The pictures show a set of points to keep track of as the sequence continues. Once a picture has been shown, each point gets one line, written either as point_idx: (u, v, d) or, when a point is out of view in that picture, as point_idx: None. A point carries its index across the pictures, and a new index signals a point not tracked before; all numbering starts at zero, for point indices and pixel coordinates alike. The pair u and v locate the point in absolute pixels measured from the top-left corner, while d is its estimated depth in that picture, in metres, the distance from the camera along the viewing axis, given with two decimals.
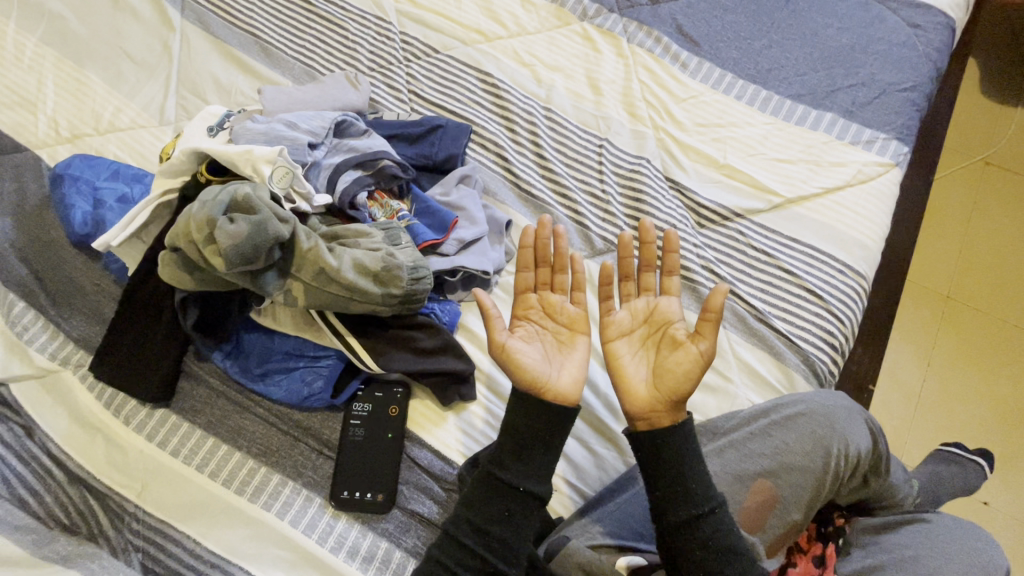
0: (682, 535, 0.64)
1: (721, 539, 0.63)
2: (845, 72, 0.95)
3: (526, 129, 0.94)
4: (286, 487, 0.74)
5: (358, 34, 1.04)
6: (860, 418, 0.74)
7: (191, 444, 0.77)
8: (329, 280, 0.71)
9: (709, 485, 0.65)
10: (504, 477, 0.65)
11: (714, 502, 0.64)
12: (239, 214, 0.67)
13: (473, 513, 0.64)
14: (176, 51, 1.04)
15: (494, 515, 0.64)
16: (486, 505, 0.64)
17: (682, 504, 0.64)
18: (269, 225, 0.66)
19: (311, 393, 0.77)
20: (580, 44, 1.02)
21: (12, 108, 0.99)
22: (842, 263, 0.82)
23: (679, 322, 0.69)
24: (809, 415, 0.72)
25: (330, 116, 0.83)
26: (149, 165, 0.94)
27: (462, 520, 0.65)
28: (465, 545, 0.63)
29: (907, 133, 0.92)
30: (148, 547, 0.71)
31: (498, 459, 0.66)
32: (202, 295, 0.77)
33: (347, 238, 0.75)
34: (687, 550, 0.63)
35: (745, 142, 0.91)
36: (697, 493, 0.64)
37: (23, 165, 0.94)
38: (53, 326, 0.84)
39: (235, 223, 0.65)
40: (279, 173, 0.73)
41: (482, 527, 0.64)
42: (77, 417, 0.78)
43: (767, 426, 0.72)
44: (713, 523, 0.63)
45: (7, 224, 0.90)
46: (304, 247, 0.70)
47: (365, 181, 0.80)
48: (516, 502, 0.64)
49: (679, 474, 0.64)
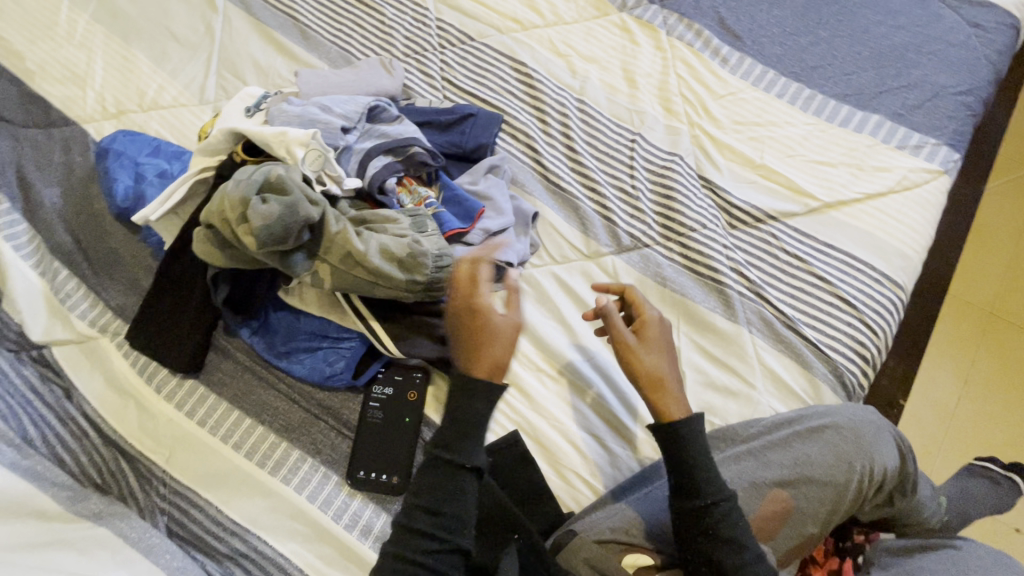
0: (683, 524, 0.64)
1: (721, 532, 0.62)
2: (895, 72, 0.91)
3: (558, 121, 0.93)
4: (305, 463, 0.76)
5: (395, 19, 1.04)
6: (886, 429, 0.73)
7: (217, 415, 0.79)
8: (353, 262, 0.72)
9: (709, 479, 0.63)
10: (452, 457, 0.62)
11: (716, 496, 0.63)
12: (272, 193, 0.69)
13: (425, 502, 0.61)
14: (218, 31, 1.06)
15: (446, 496, 0.61)
16: (436, 487, 0.62)
17: (684, 495, 0.64)
18: (299, 203, 0.68)
19: (333, 373, 0.79)
20: (618, 35, 1.00)
21: (64, 83, 1.02)
22: (879, 272, 0.79)
23: (657, 323, 0.70)
24: (834, 425, 0.70)
25: (364, 101, 0.84)
26: (189, 143, 0.97)
27: (414, 507, 0.62)
28: (422, 530, 0.61)
29: (959, 139, 0.87)
30: (174, 511, 0.75)
31: (443, 439, 0.63)
32: (235, 271, 0.78)
33: (374, 222, 0.76)
34: (687, 539, 0.63)
35: (784, 142, 0.88)
36: (695, 484, 0.63)
37: (72, 138, 0.98)
38: (93, 294, 0.88)
39: (268, 201, 0.67)
40: (311, 157, 0.74)
41: (436, 507, 0.61)
42: (112, 381, 0.82)
43: (789, 437, 0.70)
44: (712, 516, 0.62)
45: (56, 194, 0.93)
46: (333, 227, 0.72)
47: (395, 167, 0.80)
48: (468, 478, 0.62)
49: (681, 465, 0.64)
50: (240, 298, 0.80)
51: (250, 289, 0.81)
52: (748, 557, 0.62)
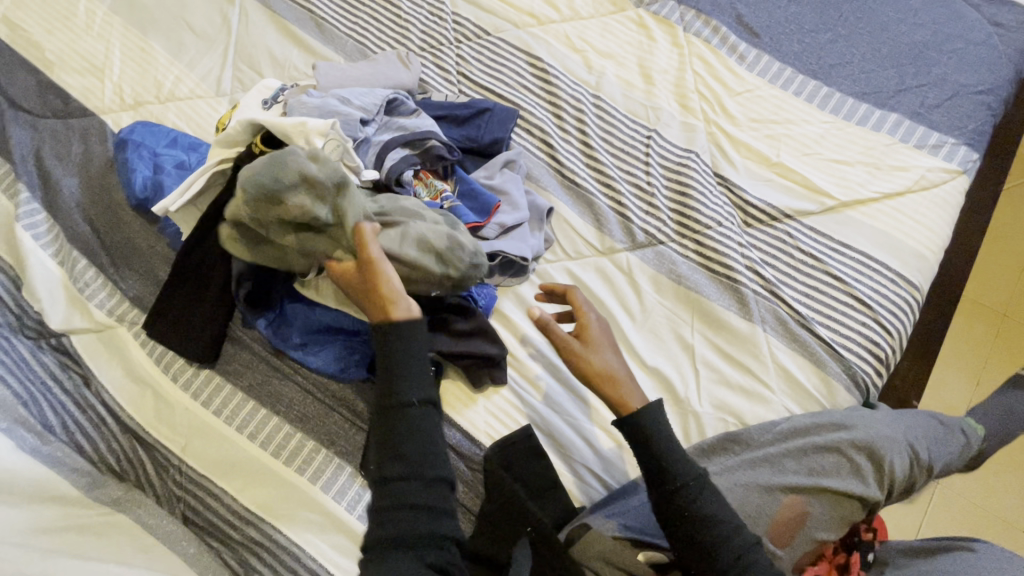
0: (659, 506, 0.64)
1: (695, 513, 0.62)
2: (915, 70, 0.90)
3: (573, 116, 0.93)
4: (319, 454, 0.77)
5: (411, 13, 1.04)
6: (900, 437, 0.73)
7: (232, 405, 0.80)
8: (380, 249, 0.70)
9: (675, 459, 0.64)
10: (397, 403, 0.61)
11: (684, 477, 0.63)
12: (286, 189, 0.66)
13: (387, 456, 0.60)
14: (234, 23, 1.07)
15: (405, 436, 0.60)
16: (392, 438, 0.60)
17: (655, 478, 0.64)
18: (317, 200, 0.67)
19: (348, 365, 0.80)
20: (634, 31, 1.00)
21: (82, 74, 1.03)
22: (894, 272, 0.79)
23: (597, 322, 0.70)
24: (850, 436, 0.70)
25: (382, 94, 0.84)
26: (206, 135, 0.97)
27: (380, 465, 0.60)
28: (392, 477, 0.59)
29: (978, 139, 0.86)
30: (191, 499, 0.76)
31: (386, 390, 0.62)
32: (254, 267, 0.79)
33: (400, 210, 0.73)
34: (665, 520, 0.64)
35: (800, 140, 0.88)
36: (662, 467, 0.63)
37: (91, 129, 0.99)
38: (111, 283, 0.88)
39: (289, 202, 0.67)
40: (331, 145, 0.75)
41: (398, 455, 0.59)
42: (129, 370, 0.83)
43: (806, 447, 0.70)
44: (685, 497, 0.63)
45: (74, 184, 0.94)
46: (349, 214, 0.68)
47: (413, 159, 0.80)
48: (424, 412, 0.61)
49: (646, 448, 0.64)
50: (262, 296, 0.81)
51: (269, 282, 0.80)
52: (727, 532, 0.62)
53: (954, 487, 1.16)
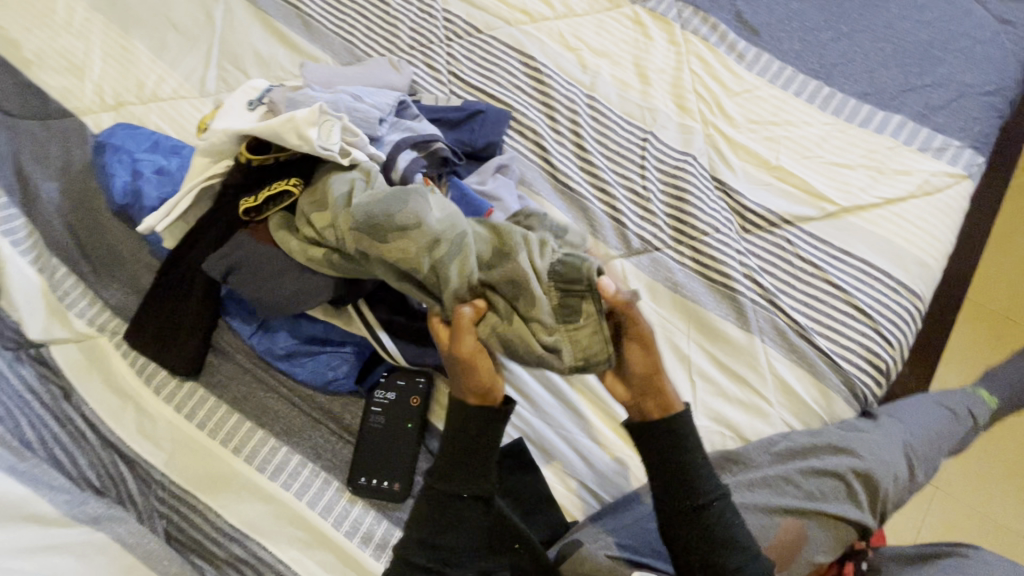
0: (676, 522, 0.62)
1: (715, 532, 0.60)
2: (919, 69, 0.87)
3: (567, 118, 0.90)
4: (306, 468, 0.75)
5: (401, 10, 1.01)
6: (901, 463, 0.72)
7: (216, 418, 0.78)
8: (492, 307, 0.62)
9: (706, 478, 0.62)
10: (448, 490, 0.62)
11: (711, 495, 0.61)
12: (389, 230, 0.62)
13: (420, 531, 0.62)
14: (219, 21, 1.03)
15: (444, 527, 0.62)
16: (434, 521, 0.62)
17: (679, 494, 0.62)
18: (420, 252, 0.62)
19: (335, 377, 0.78)
20: (630, 29, 0.97)
21: (62, 74, 1.00)
22: (896, 281, 0.77)
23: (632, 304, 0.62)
24: (852, 462, 0.69)
25: (392, 95, 0.82)
26: (189, 137, 0.94)
27: (411, 539, 0.62)
28: (417, 561, 0.61)
29: (983, 141, 0.84)
30: (173, 515, 0.74)
31: (442, 472, 0.63)
32: (247, 266, 0.72)
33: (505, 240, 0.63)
34: (680, 540, 0.61)
35: (800, 143, 0.85)
36: (690, 483, 0.62)
37: (70, 131, 0.96)
38: (92, 292, 0.86)
39: (391, 244, 0.62)
40: (325, 130, 0.69)
41: (432, 542, 0.62)
42: (111, 382, 0.81)
43: (804, 470, 0.68)
44: (707, 515, 0.61)
45: (53, 188, 0.92)
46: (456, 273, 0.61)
47: (422, 162, 0.76)
48: (469, 508, 0.63)
49: (680, 463, 0.62)
50: (281, 303, 0.71)
51: (262, 287, 0.72)
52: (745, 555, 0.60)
53: (949, 493, 1.15)
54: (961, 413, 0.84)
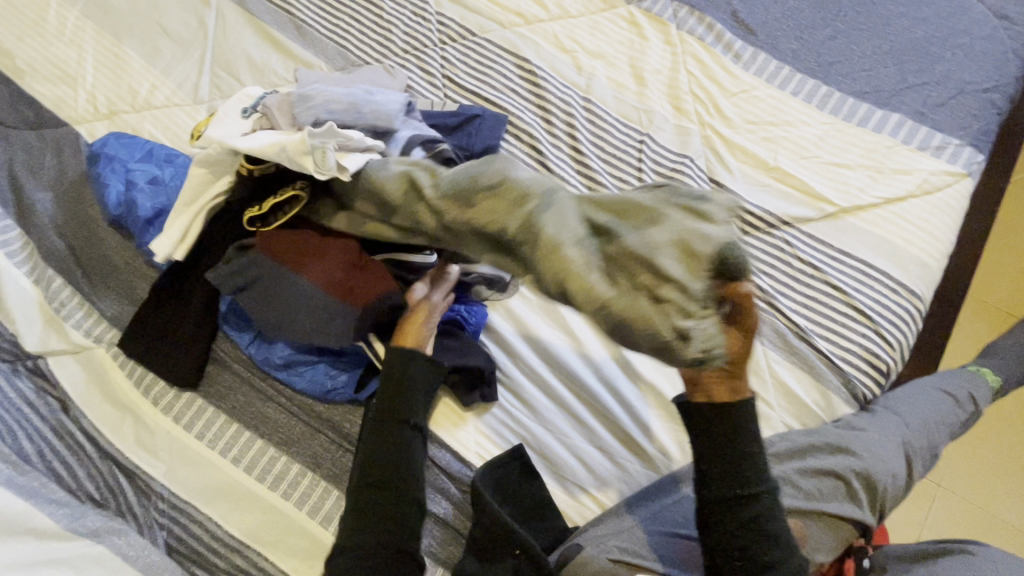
0: (716, 512, 0.57)
1: (760, 525, 0.56)
2: (917, 67, 0.86)
3: (563, 120, 0.90)
4: (305, 477, 0.75)
5: (394, 14, 1.00)
6: (899, 462, 0.71)
7: (215, 428, 0.78)
8: (622, 276, 0.49)
9: (759, 467, 0.56)
10: (393, 413, 0.68)
11: (762, 486, 0.56)
12: (478, 195, 0.56)
13: (370, 455, 0.67)
14: (211, 27, 1.03)
15: (390, 450, 0.67)
16: (383, 446, 0.67)
17: (725, 484, 0.56)
18: (512, 211, 0.54)
19: (334, 387, 0.77)
20: (626, 29, 0.96)
21: (54, 82, 1.00)
22: (896, 281, 0.76)
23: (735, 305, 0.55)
24: (850, 462, 0.68)
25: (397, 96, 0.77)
26: (183, 145, 0.94)
27: (363, 462, 0.67)
28: (368, 483, 0.66)
29: (983, 139, 0.83)
30: (173, 526, 0.73)
31: (384, 397, 0.69)
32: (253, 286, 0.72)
33: (632, 211, 0.52)
34: (718, 532, 0.57)
35: (798, 143, 0.85)
36: (742, 473, 0.56)
37: (63, 140, 0.95)
38: (88, 303, 0.86)
39: (481, 208, 0.56)
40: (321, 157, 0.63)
41: (378, 463, 0.66)
42: (109, 393, 0.81)
43: (802, 469, 0.68)
44: (753, 508, 0.56)
45: (47, 199, 0.91)
46: (556, 228, 0.50)
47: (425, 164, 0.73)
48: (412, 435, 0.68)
49: (731, 450, 0.56)
50: (286, 325, 0.71)
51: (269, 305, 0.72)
52: (789, 551, 0.57)
53: (954, 488, 1.14)
54: (964, 399, 0.81)
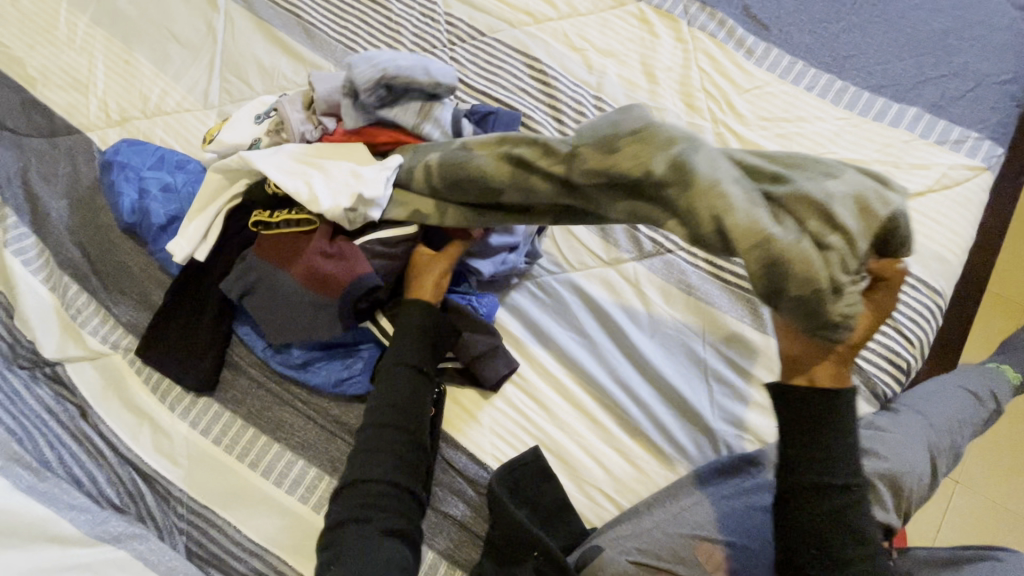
0: (798, 502, 0.55)
1: (846, 518, 0.53)
2: (934, 60, 0.85)
3: (574, 119, 0.89)
4: (323, 481, 0.75)
5: (403, 15, 1.00)
6: (924, 462, 0.69)
7: (232, 433, 0.78)
8: (787, 218, 0.49)
9: (848, 457, 0.54)
10: (408, 360, 0.70)
11: (850, 478, 0.53)
12: (625, 139, 0.55)
13: (386, 402, 0.68)
14: (221, 32, 1.03)
15: (405, 397, 0.69)
16: (398, 392, 0.69)
17: (806, 471, 0.54)
18: (659, 150, 0.53)
19: (350, 375, 0.77)
20: (636, 26, 0.95)
21: (66, 90, 1.00)
22: (916, 277, 0.75)
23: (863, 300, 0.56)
24: (874, 463, 0.67)
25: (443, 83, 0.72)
26: (194, 151, 0.94)
27: (378, 409, 0.68)
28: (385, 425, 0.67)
29: (1002, 131, 0.82)
30: (194, 531, 0.74)
31: (398, 343, 0.71)
32: (268, 287, 0.72)
33: (803, 167, 0.53)
34: (798, 524, 0.55)
35: (813, 138, 0.84)
36: (832, 462, 0.53)
37: (76, 148, 0.96)
38: (104, 310, 0.86)
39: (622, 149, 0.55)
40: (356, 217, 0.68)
41: (390, 409, 0.68)
42: (127, 400, 0.81)
43: None
44: (841, 500, 0.53)
45: (62, 207, 0.92)
46: (710, 167, 0.51)
47: None
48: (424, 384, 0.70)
49: (820, 438, 0.53)
50: (303, 328, 0.71)
51: (283, 306, 0.72)
52: (867, 549, 0.54)
53: (972, 487, 1.13)
54: (986, 398, 0.80)
